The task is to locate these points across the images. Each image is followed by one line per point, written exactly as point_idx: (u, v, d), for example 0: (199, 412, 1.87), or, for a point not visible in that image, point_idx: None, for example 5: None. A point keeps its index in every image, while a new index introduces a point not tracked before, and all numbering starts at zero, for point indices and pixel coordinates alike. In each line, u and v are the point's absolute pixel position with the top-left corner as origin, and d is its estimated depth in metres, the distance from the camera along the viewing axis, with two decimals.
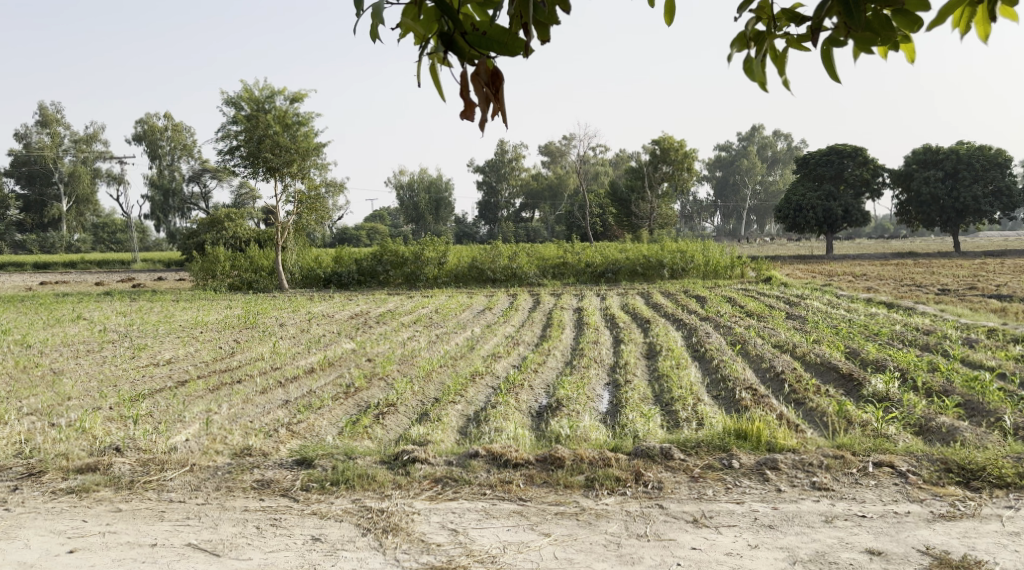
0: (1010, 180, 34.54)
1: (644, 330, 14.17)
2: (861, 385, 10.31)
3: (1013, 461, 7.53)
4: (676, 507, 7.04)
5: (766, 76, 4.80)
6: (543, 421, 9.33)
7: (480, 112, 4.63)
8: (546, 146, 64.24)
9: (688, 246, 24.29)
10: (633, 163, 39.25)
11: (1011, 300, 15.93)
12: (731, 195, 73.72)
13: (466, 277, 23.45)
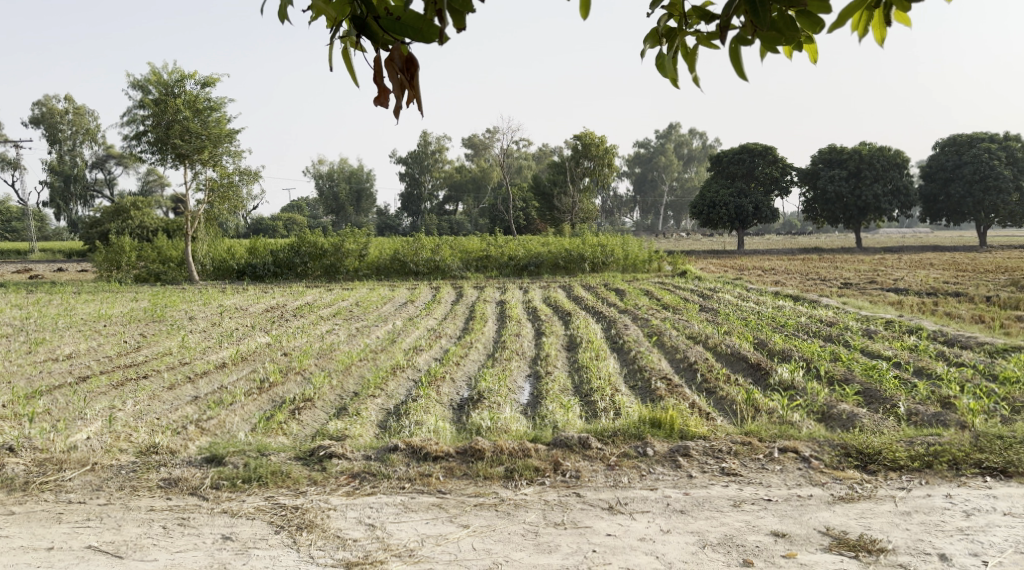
0: (908, 180, 36.08)
1: (565, 322, 14.46)
2: (768, 373, 10.76)
3: (907, 444, 7.98)
4: (593, 494, 7.29)
5: (677, 73, 5.00)
6: (464, 413, 9.50)
7: (394, 97, 4.77)
8: (470, 138, 64.33)
9: (607, 240, 24.76)
10: (556, 158, 39.62)
11: (909, 293, 16.69)
12: (649, 192, 75.02)
13: (388, 270, 23.49)
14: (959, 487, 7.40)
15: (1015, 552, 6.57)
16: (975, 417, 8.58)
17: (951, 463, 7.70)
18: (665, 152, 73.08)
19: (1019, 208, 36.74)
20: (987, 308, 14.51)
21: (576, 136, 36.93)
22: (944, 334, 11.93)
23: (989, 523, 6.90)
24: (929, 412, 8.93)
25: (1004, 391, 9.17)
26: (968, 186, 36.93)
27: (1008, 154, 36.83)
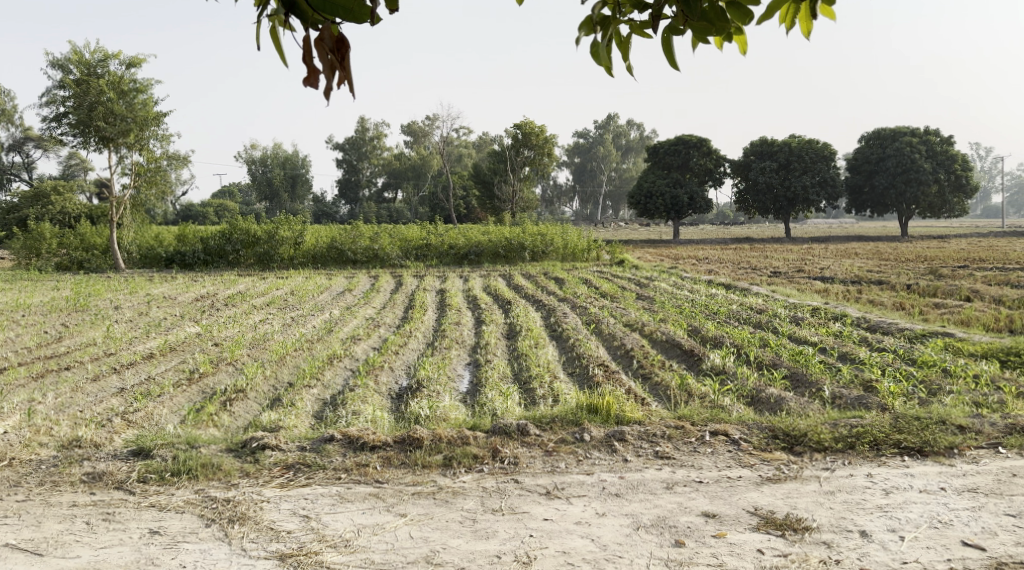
0: (834, 172, 37.10)
1: (505, 310, 14.62)
2: (701, 359, 11.06)
3: (831, 426, 8.25)
4: (530, 481, 7.46)
5: (612, 61, 4.97)
6: (402, 403, 9.59)
7: (324, 78, 4.66)
8: (409, 125, 63.92)
9: (547, 229, 24.99)
10: (495, 147, 39.73)
11: (835, 282, 17.22)
12: (588, 181, 75.60)
13: (325, 257, 23.22)
14: (878, 467, 7.64)
15: (930, 527, 6.79)
16: (895, 400, 8.95)
17: (872, 444, 7.93)
18: (604, 142, 73.60)
19: (938, 200, 38.17)
20: (909, 295, 15.06)
21: (516, 125, 36.93)
22: (868, 321, 12.38)
23: (906, 500, 7.12)
24: (852, 395, 9.27)
25: (922, 374, 9.59)
26: (891, 178, 38.04)
27: (928, 148, 37.83)
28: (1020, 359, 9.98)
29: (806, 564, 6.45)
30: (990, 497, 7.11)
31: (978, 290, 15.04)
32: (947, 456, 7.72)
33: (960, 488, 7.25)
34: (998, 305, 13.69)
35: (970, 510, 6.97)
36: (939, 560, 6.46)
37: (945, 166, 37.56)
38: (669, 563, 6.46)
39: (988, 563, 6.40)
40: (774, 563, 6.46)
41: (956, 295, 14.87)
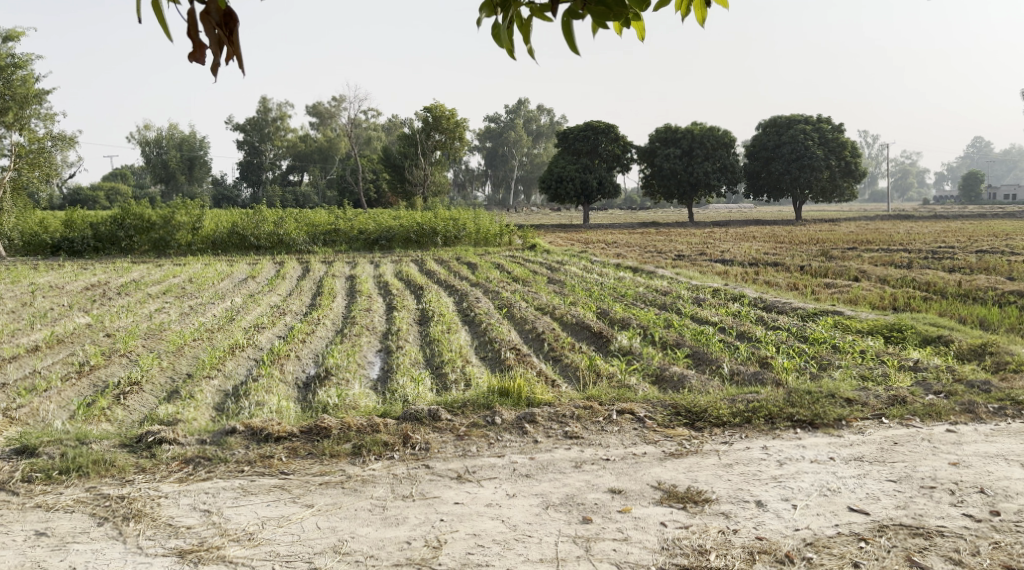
0: (733, 159, 38.47)
1: (416, 296, 14.68)
2: (608, 340, 11.36)
3: (729, 402, 8.45)
4: (441, 465, 7.13)
5: (513, 44, 4.85)
6: (309, 392, 9.49)
7: (211, 54, 4.33)
8: (314, 106, 63.37)
9: (459, 213, 25.11)
10: (405, 130, 39.49)
11: (735, 264, 17.77)
12: (500, 166, 75.90)
13: (226, 244, 22.68)
14: (773, 440, 7.73)
15: (820, 495, 6.63)
16: (788, 375, 9.37)
17: (767, 418, 8.13)
18: (515, 127, 73.81)
19: (829, 185, 39.83)
20: (803, 276, 15.65)
21: (426, 109, 36.77)
22: (764, 301, 12.88)
23: (799, 470, 7.04)
24: (749, 371, 9.65)
25: (814, 351, 10.07)
26: (787, 165, 39.23)
27: (820, 135, 39.37)
28: (902, 334, 10.61)
29: (705, 534, 6.21)
30: (874, 464, 7.06)
31: (865, 270, 15.78)
32: (836, 427, 7.92)
33: (847, 457, 7.23)
34: (885, 285, 14.38)
35: (856, 477, 6.87)
36: (828, 526, 6.26)
37: (835, 153, 39.37)
38: (577, 540, 6.16)
39: (872, 526, 6.22)
40: (675, 535, 6.20)
41: (846, 275, 15.58)
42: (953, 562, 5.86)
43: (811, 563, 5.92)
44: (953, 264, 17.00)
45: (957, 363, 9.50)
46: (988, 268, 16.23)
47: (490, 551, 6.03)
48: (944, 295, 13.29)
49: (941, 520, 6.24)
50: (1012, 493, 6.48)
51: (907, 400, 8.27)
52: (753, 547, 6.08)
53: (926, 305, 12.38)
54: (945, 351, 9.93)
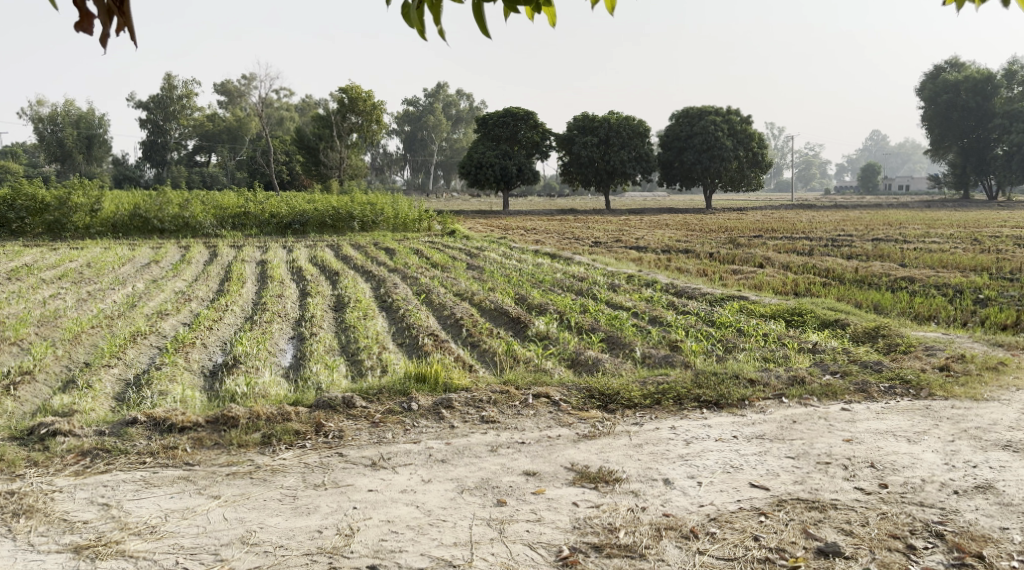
0: (648, 148, 39.08)
1: (332, 282, 14.57)
2: (526, 326, 11.52)
3: (640, 384, 8.71)
4: (355, 453, 7.11)
5: (422, 23, 4.93)
6: (216, 380, 9.27)
7: (101, 25, 4.33)
8: (221, 84, 61.98)
9: (377, 199, 25.01)
10: (320, 111, 38.96)
11: (648, 251, 18.19)
12: (419, 150, 75.46)
13: (127, 226, 22.21)
14: (681, 420, 7.99)
15: (723, 472, 6.90)
16: (696, 357, 9.71)
17: (675, 399, 8.40)
18: (434, 111, 73.39)
19: (738, 175, 41.01)
20: (712, 262, 16.10)
21: (341, 90, 36.21)
22: (675, 287, 13.29)
23: (705, 449, 7.30)
24: (660, 354, 9.93)
25: (720, 334, 10.45)
26: (699, 155, 40.07)
27: (730, 126, 40.24)
28: (802, 318, 11.08)
29: (615, 513, 6.40)
30: (774, 441, 7.38)
31: (770, 257, 16.33)
32: (739, 407, 8.25)
33: (750, 435, 7.54)
34: (788, 270, 14.93)
35: (757, 454, 7.17)
36: (730, 501, 6.51)
37: (744, 144, 40.45)
38: (491, 523, 6.28)
39: (772, 501, 6.48)
40: (587, 514, 6.39)
41: (751, 261, 16.10)
42: (845, 532, 6.12)
43: (714, 538, 6.13)
44: (851, 251, 17.72)
45: (852, 345, 9.98)
46: (882, 255, 16.99)
47: (403, 537, 6.08)
48: (842, 280, 13.87)
49: (835, 494, 6.53)
50: (899, 467, 6.84)
51: (806, 380, 8.68)
52: (661, 524, 6.28)
53: (825, 290, 12.91)
54: (842, 333, 10.42)
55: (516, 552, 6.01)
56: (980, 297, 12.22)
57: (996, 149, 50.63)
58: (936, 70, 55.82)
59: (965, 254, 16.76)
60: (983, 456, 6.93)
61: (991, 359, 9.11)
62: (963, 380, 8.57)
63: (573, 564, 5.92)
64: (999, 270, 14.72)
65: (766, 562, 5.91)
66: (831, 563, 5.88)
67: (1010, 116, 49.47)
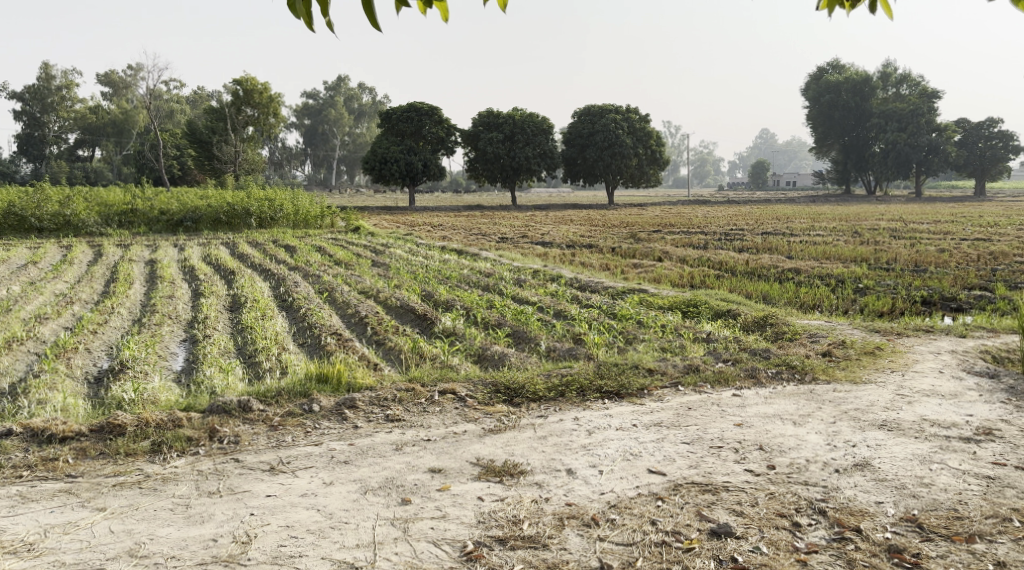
0: (552, 145, 39.32)
1: (227, 281, 14.22)
2: (432, 322, 11.44)
3: (546, 376, 8.74)
4: (252, 458, 6.96)
5: (309, 13, 4.82)
6: (102, 387, 8.93)
7: None
8: (105, 74, 60.15)
9: (276, 194, 24.53)
10: (213, 103, 37.94)
11: (554, 246, 18.31)
12: (320, 145, 74.42)
13: (3, 226, 21.23)
14: (584, 411, 8.06)
15: (623, 460, 6.99)
16: (599, 349, 9.83)
17: (579, 391, 8.47)
18: (334, 105, 72.36)
19: (638, 172, 41.97)
20: (613, 257, 16.32)
21: (235, 81, 35.45)
22: (579, 281, 13.46)
23: (606, 438, 7.38)
24: (564, 347, 9.98)
25: (621, 326, 10.62)
26: (600, 152, 40.52)
27: (629, 123, 40.96)
28: (698, 309, 11.32)
29: (520, 505, 6.42)
30: (671, 428, 7.51)
31: (669, 251, 16.64)
32: (640, 396, 8.38)
33: (649, 423, 7.66)
34: (685, 264, 15.23)
35: (655, 441, 7.29)
36: (630, 488, 6.60)
37: (642, 142, 41.24)
38: (395, 522, 6.22)
39: (668, 486, 6.60)
40: (492, 508, 6.39)
41: (651, 256, 16.37)
42: (737, 513, 6.25)
43: (614, 525, 6.20)
44: (742, 244, 18.19)
45: (743, 334, 10.25)
46: (772, 248, 17.49)
47: (303, 542, 5.99)
48: (734, 272, 14.23)
49: (727, 476, 6.68)
50: (785, 448, 7.04)
51: (700, 368, 8.89)
52: (564, 514, 6.33)
53: (719, 282, 13.23)
54: (734, 323, 10.68)
55: (420, 550, 5.98)
56: (860, 287, 12.70)
57: (873, 147, 52.66)
58: (820, 72, 57.63)
59: (848, 246, 17.39)
60: (861, 435, 7.17)
61: (869, 344, 9.47)
62: (844, 364, 8.89)
63: (476, 558, 5.92)
64: (877, 261, 15.33)
65: (662, 545, 6.01)
66: (724, 544, 6.00)
67: (887, 115, 51.64)
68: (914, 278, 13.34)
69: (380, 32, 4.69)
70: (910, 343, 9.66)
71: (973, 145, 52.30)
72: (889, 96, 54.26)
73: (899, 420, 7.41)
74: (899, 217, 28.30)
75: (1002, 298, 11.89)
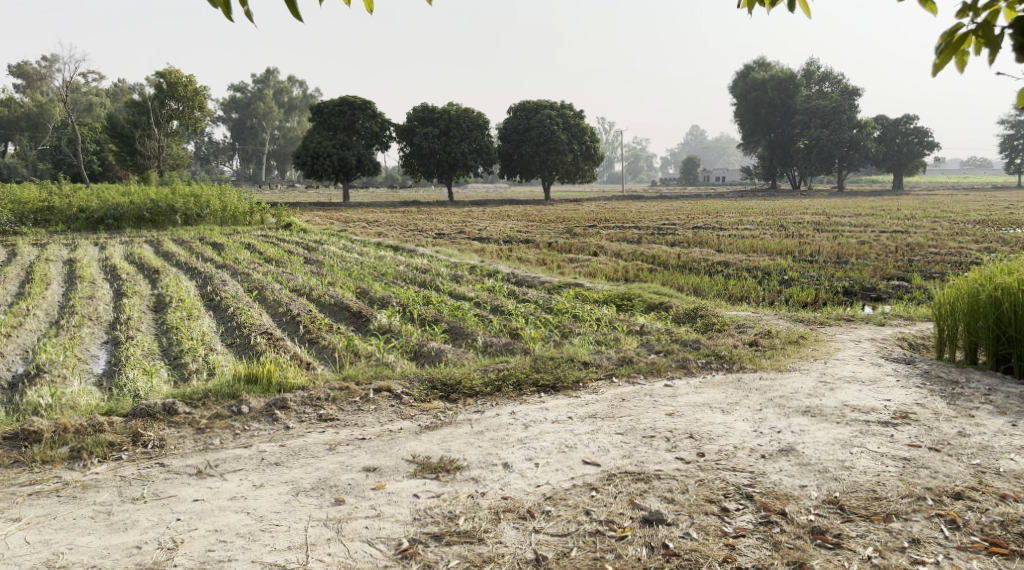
0: (488, 140, 39.49)
1: (152, 280, 13.89)
2: (368, 319, 11.32)
3: (482, 372, 8.71)
4: (179, 462, 6.81)
5: (226, 3, 4.70)
6: (18, 392, 8.65)
7: None
8: (19, 66, 58.33)
9: (202, 190, 24.09)
10: (134, 97, 37.09)
11: (491, 242, 18.29)
12: (248, 139, 73.44)
13: None
14: (520, 404, 8.06)
15: (558, 452, 7.00)
16: (535, 344, 9.82)
17: (516, 385, 8.46)
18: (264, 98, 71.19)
19: (574, 167, 42.26)
20: (550, 252, 16.42)
21: (159, 74, 34.45)
22: (516, 276, 13.48)
23: (542, 431, 7.39)
24: (501, 342, 9.97)
25: (557, 320, 10.65)
26: (536, 148, 40.61)
27: (564, 120, 41.28)
28: (631, 302, 11.41)
29: (455, 500, 6.38)
30: (606, 419, 7.55)
31: (604, 246, 16.74)
32: (574, 389, 8.41)
33: (584, 415, 7.69)
34: (620, 258, 15.34)
35: (589, 432, 7.31)
36: (565, 479, 6.61)
37: (577, 138, 41.55)
38: (327, 523, 6.13)
39: (602, 476, 6.63)
40: (427, 505, 6.34)
41: (586, 250, 16.46)
42: (668, 500, 6.30)
43: (549, 516, 6.21)
44: (674, 239, 18.39)
45: (675, 326, 10.37)
46: (701, 242, 17.72)
47: (232, 546, 5.87)
48: (666, 266, 14.38)
49: (658, 465, 6.73)
50: (714, 436, 7.12)
51: (634, 360, 8.96)
52: (499, 507, 6.31)
53: (652, 275, 13.36)
54: (666, 315, 10.79)
55: (354, 550, 5.90)
56: (786, 278, 12.93)
57: (799, 142, 53.72)
58: (745, 70, 58.59)
59: (773, 239, 17.73)
60: (786, 422, 7.29)
61: (793, 333, 9.64)
62: (770, 353, 9.04)
63: (411, 555, 5.87)
64: (801, 253, 15.65)
65: (595, 535, 6.02)
66: (655, 531, 6.04)
67: (811, 112, 52.79)
68: (835, 269, 13.64)
69: (300, 23, 4.59)
70: (833, 332, 9.86)
71: (891, 140, 53.76)
72: (812, 94, 55.49)
73: (821, 406, 7.55)
74: (823, 211, 28.94)
75: (919, 288, 12.22)
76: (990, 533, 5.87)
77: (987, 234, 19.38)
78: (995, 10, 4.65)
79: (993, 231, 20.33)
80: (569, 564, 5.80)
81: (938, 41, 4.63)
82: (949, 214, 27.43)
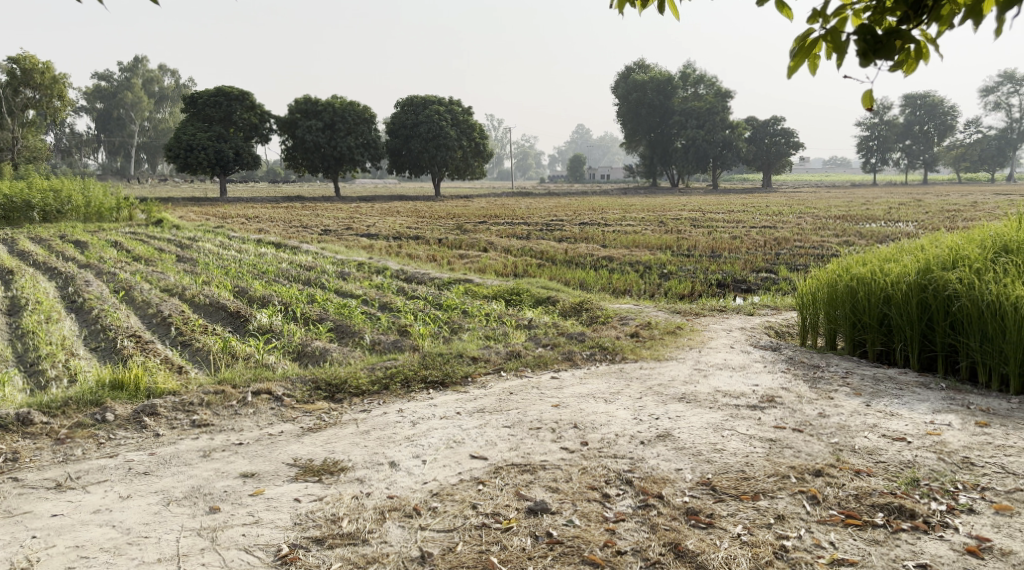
0: (374, 134, 39.27)
1: (7, 282, 13.12)
2: (247, 320, 10.94)
3: (368, 370, 8.53)
4: (36, 475, 6.43)
5: None
6: None
7: None
8: None
9: (63, 184, 22.94)
10: None
11: (377, 238, 18.06)
12: (116, 131, 70.35)
13: None
14: (407, 402, 7.92)
15: (445, 448, 6.90)
16: (424, 340, 9.69)
17: (403, 382, 8.31)
18: (131, 88, 68.27)
19: (462, 163, 42.22)
20: (439, 248, 16.31)
21: (12, 60, 32.67)
22: (404, 273, 13.30)
23: (429, 427, 7.27)
24: (389, 339, 9.80)
25: (446, 317, 10.54)
26: (425, 144, 40.28)
27: (452, 116, 41.19)
28: (520, 297, 11.41)
29: (338, 502, 6.20)
30: (493, 413, 7.49)
31: (492, 241, 16.75)
32: (463, 384, 8.32)
33: (472, 410, 7.62)
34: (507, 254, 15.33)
35: (477, 426, 7.24)
36: (451, 475, 6.52)
37: (465, 134, 41.54)
38: (201, 532, 5.88)
39: (488, 469, 6.56)
40: (309, 509, 6.14)
41: (475, 246, 16.42)
42: (552, 490, 6.28)
43: (433, 513, 6.10)
44: (558, 234, 18.51)
45: (561, 319, 10.41)
46: (586, 237, 17.93)
47: (94, 561, 5.56)
48: (554, 261, 14.46)
49: (543, 455, 6.71)
50: (597, 425, 7.15)
51: (521, 354, 8.94)
52: (384, 507, 6.17)
53: (539, 270, 13.40)
54: (552, 309, 10.82)
55: (229, 558, 5.67)
56: (664, 272, 13.14)
57: (677, 141, 55.04)
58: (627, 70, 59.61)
59: (651, 234, 18.06)
60: (664, 409, 7.38)
61: (671, 324, 9.81)
62: (650, 344, 9.15)
63: (291, 560, 5.68)
64: (678, 248, 15.98)
65: (480, 528, 5.95)
66: (539, 520, 6.01)
67: (687, 112, 54.14)
68: (710, 263, 13.98)
69: None
70: (707, 321, 10.09)
71: (760, 142, 56.06)
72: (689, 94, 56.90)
73: (696, 393, 7.68)
74: (700, 206, 29.64)
75: (785, 280, 12.63)
76: (846, 507, 6.04)
77: (847, 228, 20.23)
78: (843, 17, 4.78)
79: (852, 225, 21.34)
80: (453, 558, 5.71)
81: (792, 45, 4.72)
82: (813, 209, 28.62)
